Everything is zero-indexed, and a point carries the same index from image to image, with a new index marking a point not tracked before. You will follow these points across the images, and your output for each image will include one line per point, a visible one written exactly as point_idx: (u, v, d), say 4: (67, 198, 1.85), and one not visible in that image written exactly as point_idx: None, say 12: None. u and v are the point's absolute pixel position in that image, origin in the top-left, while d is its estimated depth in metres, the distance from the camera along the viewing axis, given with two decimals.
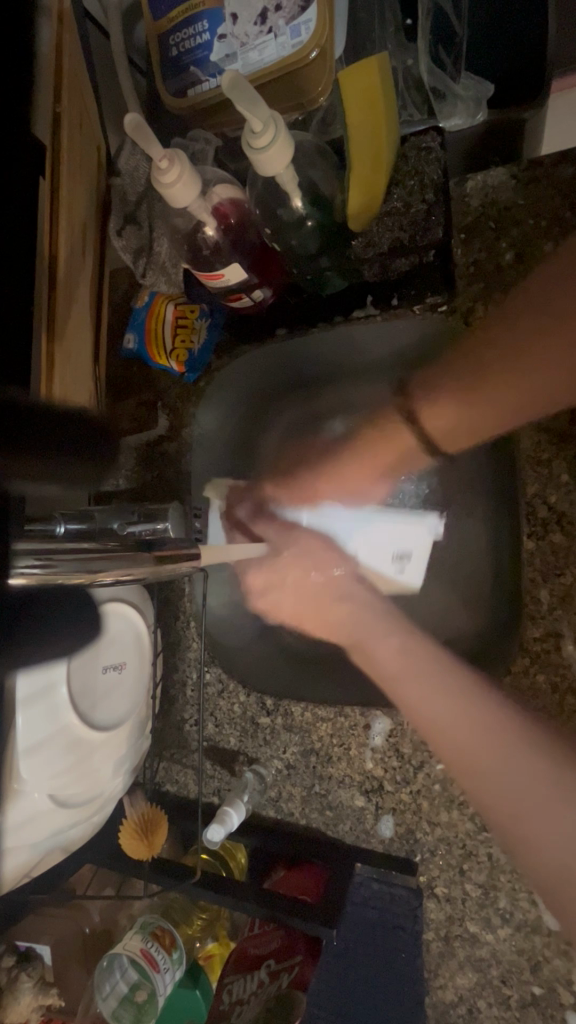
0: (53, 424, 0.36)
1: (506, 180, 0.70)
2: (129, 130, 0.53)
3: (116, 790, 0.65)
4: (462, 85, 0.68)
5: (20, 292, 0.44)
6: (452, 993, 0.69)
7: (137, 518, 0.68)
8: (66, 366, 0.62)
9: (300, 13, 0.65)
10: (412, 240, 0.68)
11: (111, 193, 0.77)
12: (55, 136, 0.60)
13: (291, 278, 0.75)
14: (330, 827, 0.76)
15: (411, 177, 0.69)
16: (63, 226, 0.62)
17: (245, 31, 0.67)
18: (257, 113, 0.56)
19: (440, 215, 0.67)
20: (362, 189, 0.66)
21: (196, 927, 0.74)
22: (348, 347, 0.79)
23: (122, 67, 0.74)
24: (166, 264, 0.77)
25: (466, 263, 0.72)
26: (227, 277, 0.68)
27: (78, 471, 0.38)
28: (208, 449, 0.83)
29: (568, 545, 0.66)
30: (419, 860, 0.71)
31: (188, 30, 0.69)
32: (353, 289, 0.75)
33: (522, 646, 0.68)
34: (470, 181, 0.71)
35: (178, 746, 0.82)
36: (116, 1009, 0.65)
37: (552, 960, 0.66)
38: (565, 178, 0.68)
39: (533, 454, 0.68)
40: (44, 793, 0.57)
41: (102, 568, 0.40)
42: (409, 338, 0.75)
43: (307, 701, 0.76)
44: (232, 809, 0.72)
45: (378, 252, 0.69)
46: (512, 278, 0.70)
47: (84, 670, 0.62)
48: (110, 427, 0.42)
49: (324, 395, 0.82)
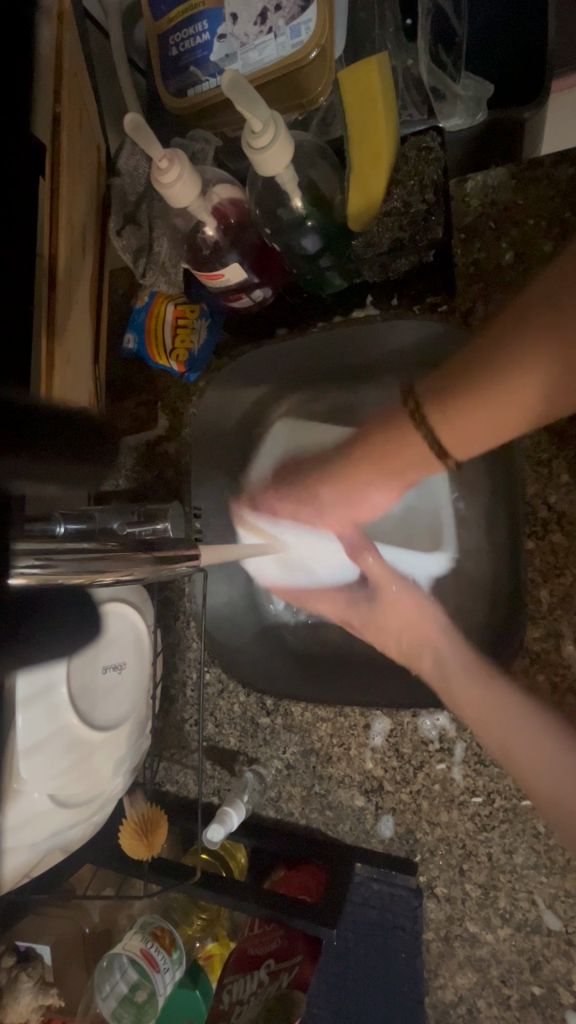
0: (54, 424, 0.36)
1: (506, 180, 0.70)
2: (129, 130, 0.53)
3: (116, 790, 0.65)
4: (462, 85, 0.68)
5: (20, 289, 0.44)
6: (452, 993, 0.69)
7: (137, 518, 0.68)
8: (66, 367, 0.63)
9: (300, 13, 0.65)
10: (413, 241, 0.69)
11: (112, 192, 0.77)
12: (55, 136, 0.60)
13: (291, 277, 0.75)
14: (330, 827, 0.76)
15: (411, 177, 0.69)
16: (63, 226, 0.62)
17: (245, 31, 0.67)
18: (257, 113, 0.56)
19: (440, 215, 0.68)
20: (363, 189, 0.66)
21: (196, 927, 0.74)
22: (348, 347, 0.79)
23: (122, 67, 0.75)
24: (166, 264, 0.76)
25: (466, 263, 0.72)
26: (227, 277, 0.69)
27: (77, 471, 0.38)
28: (209, 450, 0.82)
29: (568, 545, 0.66)
30: (419, 860, 0.71)
31: (188, 30, 0.69)
32: (352, 288, 0.77)
33: (523, 646, 0.68)
34: (470, 181, 0.71)
35: (178, 746, 0.82)
36: (116, 1009, 0.64)
37: (552, 960, 0.66)
38: (565, 178, 0.68)
39: (533, 454, 0.68)
40: (44, 793, 0.57)
41: (100, 568, 0.42)
42: (412, 338, 0.75)
43: (307, 701, 0.76)
44: (231, 809, 0.72)
45: (378, 252, 0.70)
46: (512, 278, 0.70)
47: (85, 670, 0.61)
48: (111, 427, 0.41)
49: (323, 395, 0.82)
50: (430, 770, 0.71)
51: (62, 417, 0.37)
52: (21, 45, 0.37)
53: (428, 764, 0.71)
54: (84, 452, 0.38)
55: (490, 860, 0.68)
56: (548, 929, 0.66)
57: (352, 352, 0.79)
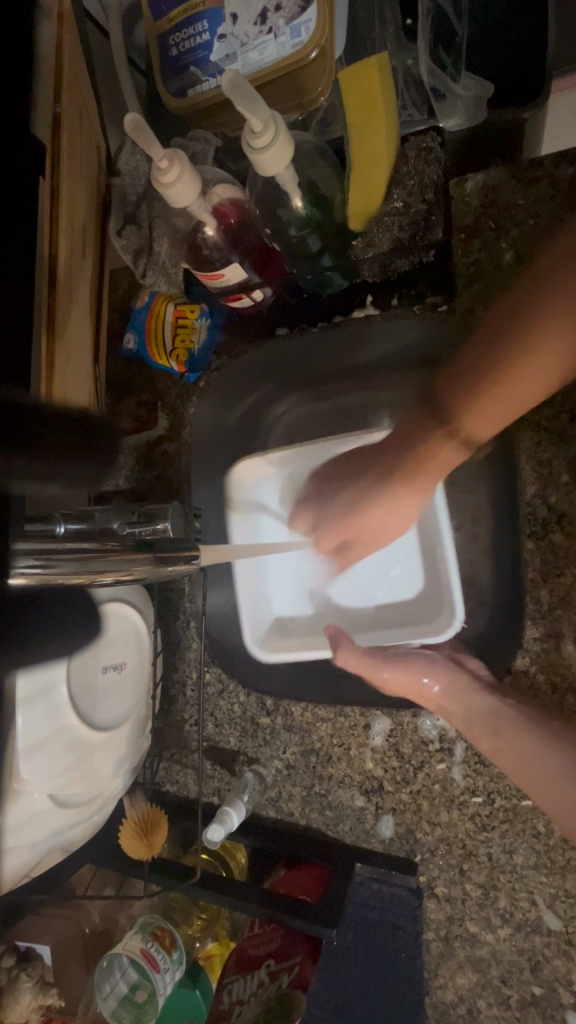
0: (53, 425, 0.36)
1: (506, 179, 0.70)
2: (129, 130, 0.53)
3: (116, 790, 0.66)
4: (462, 85, 0.68)
5: (21, 290, 0.44)
6: (452, 992, 0.69)
7: (137, 519, 0.68)
8: (66, 367, 0.63)
9: (300, 12, 0.65)
10: (413, 241, 0.71)
11: (111, 192, 0.77)
12: (55, 136, 0.60)
13: (291, 277, 0.77)
14: (330, 827, 0.76)
15: (411, 177, 0.70)
16: (63, 227, 0.62)
17: (245, 31, 0.67)
18: (257, 114, 0.56)
19: (440, 215, 0.70)
20: (364, 188, 0.67)
21: (196, 927, 0.74)
22: (353, 347, 0.78)
23: (122, 66, 0.74)
24: (167, 264, 0.77)
25: (466, 263, 0.72)
26: (227, 277, 0.69)
27: (78, 471, 0.38)
28: (214, 450, 0.82)
29: (568, 545, 0.67)
30: (419, 860, 0.71)
31: (188, 30, 0.69)
32: (353, 288, 0.77)
33: (523, 646, 0.68)
34: (469, 181, 0.71)
35: (178, 746, 0.82)
36: (116, 1009, 0.64)
37: (553, 960, 0.66)
38: (566, 178, 0.68)
39: (532, 454, 0.68)
40: (44, 793, 0.57)
41: (101, 568, 0.42)
42: (413, 340, 0.75)
43: (307, 701, 0.76)
44: (232, 809, 0.72)
45: (378, 252, 0.71)
46: (512, 277, 0.70)
47: (85, 669, 0.61)
48: (111, 427, 0.41)
49: (328, 395, 0.81)
50: (430, 770, 0.71)
51: (60, 417, 0.36)
52: (18, 44, 0.36)
53: (428, 764, 0.71)
54: (81, 452, 0.38)
55: (490, 860, 0.68)
56: (548, 929, 0.66)
57: (357, 352, 0.78)
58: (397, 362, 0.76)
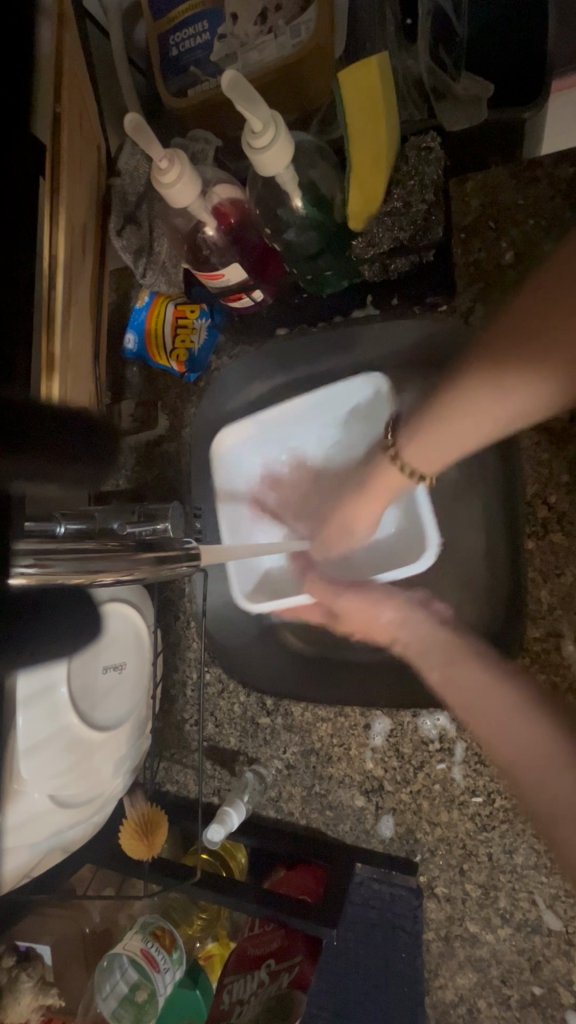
0: (33, 433, 0.35)
1: (506, 180, 0.72)
2: (130, 130, 0.53)
3: (116, 790, 0.65)
4: (463, 85, 0.68)
5: (16, 287, 0.44)
6: (452, 992, 0.69)
7: (137, 518, 0.67)
8: (68, 368, 0.64)
9: (300, 14, 0.66)
10: (413, 240, 0.68)
11: (111, 193, 0.77)
12: (55, 137, 0.60)
13: (292, 278, 0.76)
14: (330, 827, 0.76)
15: (411, 177, 0.68)
16: (65, 230, 0.62)
17: (246, 32, 0.68)
18: (257, 113, 0.56)
19: (440, 215, 0.68)
20: (362, 189, 0.65)
21: (196, 927, 0.74)
22: (350, 349, 0.79)
23: (122, 67, 0.75)
24: (167, 263, 0.77)
25: (467, 263, 0.74)
26: (227, 276, 0.68)
27: (64, 472, 0.37)
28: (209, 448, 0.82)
29: (568, 545, 0.67)
30: (419, 859, 0.71)
31: (188, 30, 0.70)
32: (352, 289, 0.76)
33: (523, 646, 0.68)
34: (470, 181, 0.74)
35: (178, 746, 0.82)
36: (116, 1009, 0.65)
37: (553, 960, 0.66)
38: (565, 178, 0.71)
39: (533, 454, 0.69)
40: (44, 793, 0.58)
41: (101, 567, 0.41)
42: (412, 340, 0.76)
43: (307, 701, 0.77)
44: (232, 809, 0.72)
45: (378, 252, 0.69)
46: (512, 277, 0.72)
47: (85, 670, 0.61)
48: (104, 426, 0.40)
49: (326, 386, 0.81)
50: (430, 770, 0.71)
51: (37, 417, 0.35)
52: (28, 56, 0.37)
53: (428, 764, 0.71)
54: (58, 451, 0.36)
55: (490, 860, 0.68)
56: (548, 929, 0.66)
57: (356, 351, 0.79)
58: (397, 360, 0.77)
